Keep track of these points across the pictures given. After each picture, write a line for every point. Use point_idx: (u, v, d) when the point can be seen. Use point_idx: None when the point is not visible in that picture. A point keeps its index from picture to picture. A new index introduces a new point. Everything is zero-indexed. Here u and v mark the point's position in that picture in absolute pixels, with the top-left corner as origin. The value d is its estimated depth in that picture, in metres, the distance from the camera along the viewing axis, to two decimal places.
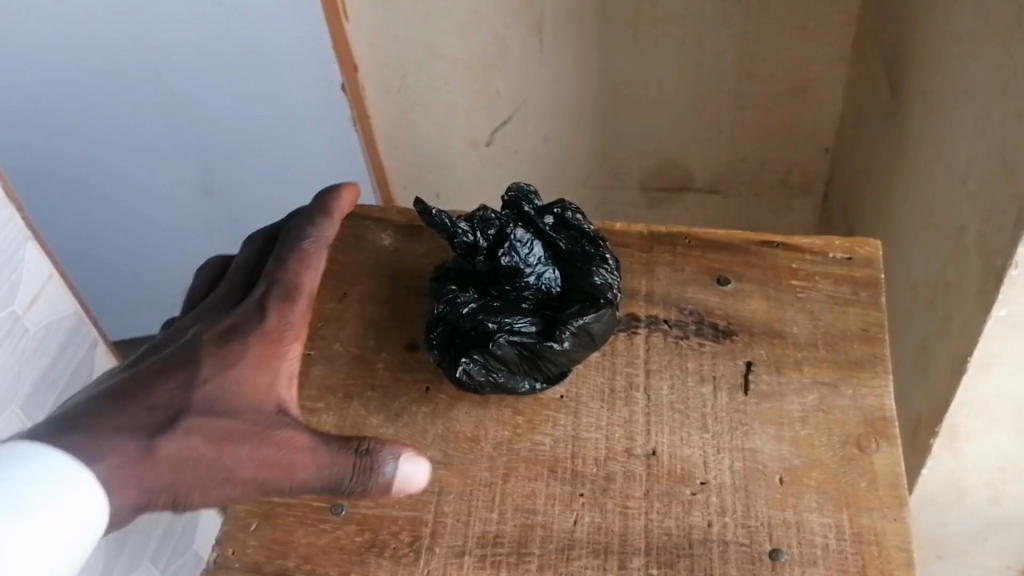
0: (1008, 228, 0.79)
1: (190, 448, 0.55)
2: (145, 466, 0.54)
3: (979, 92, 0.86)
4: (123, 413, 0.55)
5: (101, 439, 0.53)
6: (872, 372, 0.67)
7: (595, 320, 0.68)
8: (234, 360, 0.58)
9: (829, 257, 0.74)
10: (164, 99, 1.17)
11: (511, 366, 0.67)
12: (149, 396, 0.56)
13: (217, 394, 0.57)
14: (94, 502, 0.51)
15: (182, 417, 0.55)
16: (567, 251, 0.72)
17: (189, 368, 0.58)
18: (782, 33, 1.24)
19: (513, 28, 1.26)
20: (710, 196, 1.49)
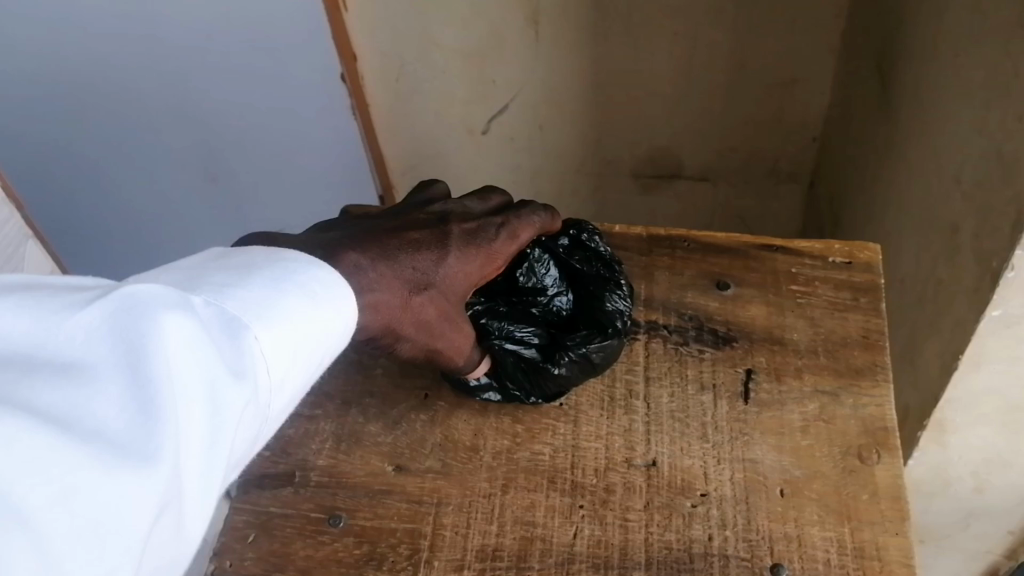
0: (1003, 232, 0.78)
1: (427, 320, 0.62)
2: (399, 315, 0.61)
3: (977, 92, 0.85)
4: (394, 264, 0.61)
5: (380, 285, 0.59)
6: (872, 380, 0.68)
7: (598, 350, 0.68)
8: (471, 259, 0.64)
9: (828, 262, 0.76)
10: (160, 75, 1.16)
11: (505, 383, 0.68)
12: (412, 257, 0.62)
13: (453, 280, 0.63)
14: (339, 323, 0.51)
15: (430, 289, 0.62)
16: (580, 274, 0.73)
17: (443, 247, 0.63)
18: (773, 22, 1.22)
19: (510, 19, 1.25)
20: (701, 183, 1.49)
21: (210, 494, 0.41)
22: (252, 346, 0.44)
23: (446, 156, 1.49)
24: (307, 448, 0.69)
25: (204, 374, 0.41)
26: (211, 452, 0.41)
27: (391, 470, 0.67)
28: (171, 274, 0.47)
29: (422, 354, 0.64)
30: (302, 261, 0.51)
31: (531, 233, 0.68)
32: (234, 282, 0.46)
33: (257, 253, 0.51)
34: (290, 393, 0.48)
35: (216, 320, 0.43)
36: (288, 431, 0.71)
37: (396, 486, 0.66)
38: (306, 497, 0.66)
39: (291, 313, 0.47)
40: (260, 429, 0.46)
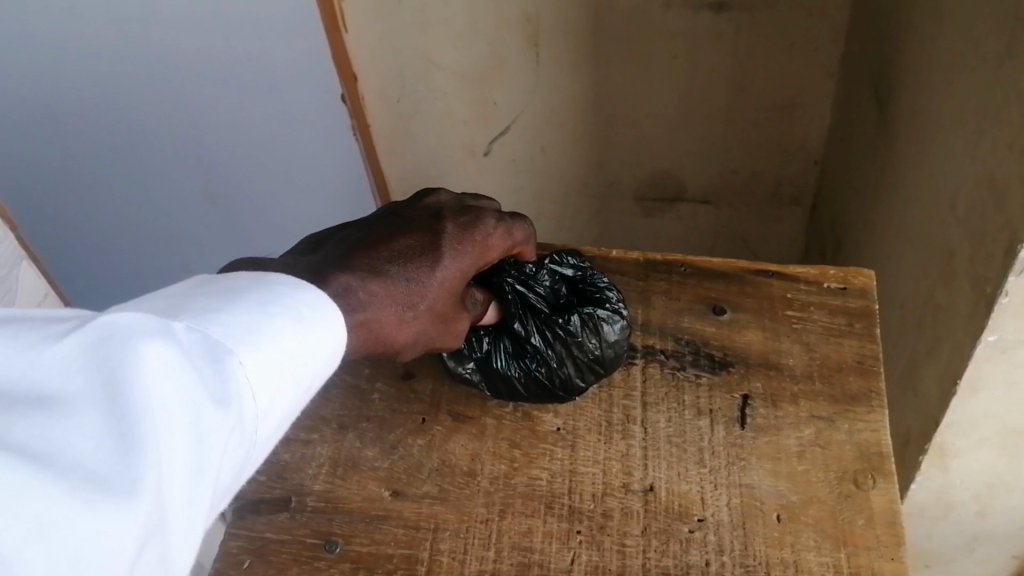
0: (998, 257, 0.79)
1: (422, 328, 0.63)
2: (391, 330, 0.61)
3: (970, 115, 0.86)
4: (386, 281, 0.61)
5: (372, 304, 0.60)
6: (868, 406, 0.68)
7: (608, 328, 0.71)
8: (465, 255, 0.65)
9: (823, 287, 0.76)
10: (163, 92, 1.17)
11: (526, 388, 0.71)
12: (404, 268, 0.62)
13: (448, 280, 0.64)
14: (327, 341, 0.52)
15: (427, 299, 0.63)
16: (578, 286, 0.76)
17: (436, 249, 0.64)
18: (771, 46, 1.24)
19: (509, 42, 1.27)
20: (701, 207, 1.50)
21: (194, 525, 0.42)
22: (235, 371, 0.44)
23: (446, 178, 1.50)
24: (304, 472, 0.69)
25: (185, 402, 0.41)
26: (194, 481, 0.41)
27: (388, 496, 0.67)
28: (156, 299, 0.47)
29: (422, 350, 0.66)
30: (287, 284, 0.52)
31: (524, 233, 0.71)
32: (219, 308, 0.46)
33: (242, 278, 0.51)
34: (280, 416, 0.48)
35: (198, 347, 0.44)
36: (285, 456, 0.71)
37: (393, 511, 0.66)
38: (303, 522, 0.66)
39: (277, 337, 0.47)
40: (249, 455, 0.46)
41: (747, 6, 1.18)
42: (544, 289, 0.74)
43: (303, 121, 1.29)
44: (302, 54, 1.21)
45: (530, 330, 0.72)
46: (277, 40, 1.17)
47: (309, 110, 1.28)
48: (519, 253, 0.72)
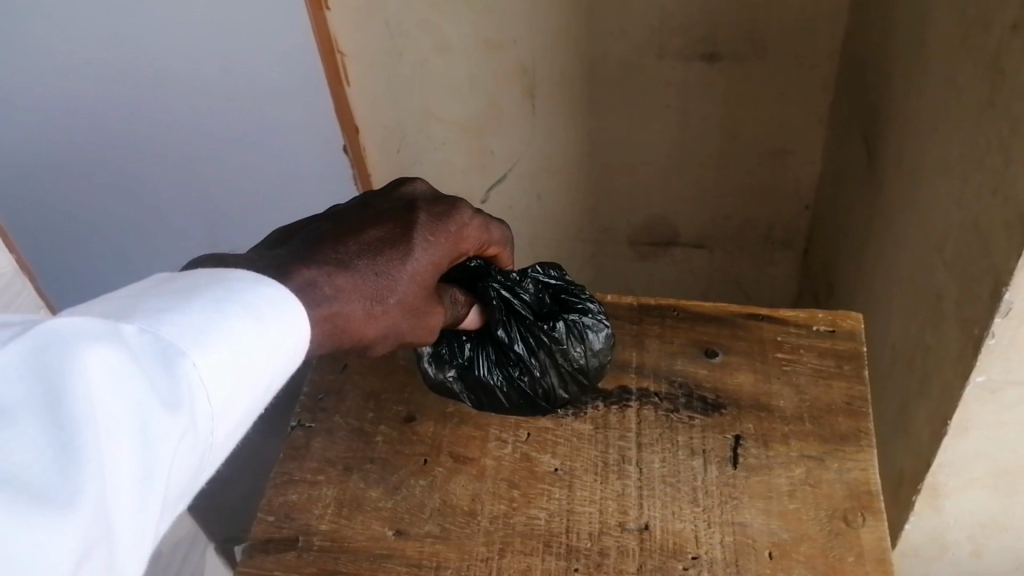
0: (983, 300, 0.81)
1: (392, 320, 0.64)
2: (361, 324, 0.62)
3: (954, 164, 0.89)
4: (354, 275, 0.62)
5: (339, 298, 0.60)
6: (857, 446, 0.70)
7: (591, 342, 0.76)
8: (437, 246, 0.67)
9: (812, 330, 0.79)
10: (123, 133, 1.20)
11: (505, 397, 0.76)
12: (373, 263, 0.63)
13: (420, 271, 0.66)
14: (290, 337, 0.52)
15: (396, 292, 0.64)
16: (559, 296, 0.80)
17: (408, 240, 0.65)
18: (761, 96, 1.28)
19: (506, 92, 1.31)
20: (696, 251, 1.53)
21: (142, 531, 0.41)
22: (187, 374, 0.44)
23: None
24: (310, 513, 0.71)
25: (130, 408, 0.41)
26: (141, 488, 0.41)
27: (391, 535, 0.68)
28: (106, 301, 0.47)
29: (393, 344, 0.67)
30: (246, 280, 0.52)
31: (501, 232, 0.74)
32: (173, 308, 0.46)
33: (200, 274, 0.51)
34: (238, 415, 0.48)
35: (148, 351, 0.43)
36: (292, 497, 0.72)
37: (396, 550, 0.67)
38: (309, 560, 0.68)
39: (231, 334, 0.47)
40: (203, 457, 0.46)
41: (738, 55, 1.23)
42: (528, 300, 0.79)
43: (296, 134, 1.27)
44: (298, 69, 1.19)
45: (513, 341, 0.77)
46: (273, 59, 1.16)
47: (301, 124, 1.26)
48: (492, 253, 0.75)
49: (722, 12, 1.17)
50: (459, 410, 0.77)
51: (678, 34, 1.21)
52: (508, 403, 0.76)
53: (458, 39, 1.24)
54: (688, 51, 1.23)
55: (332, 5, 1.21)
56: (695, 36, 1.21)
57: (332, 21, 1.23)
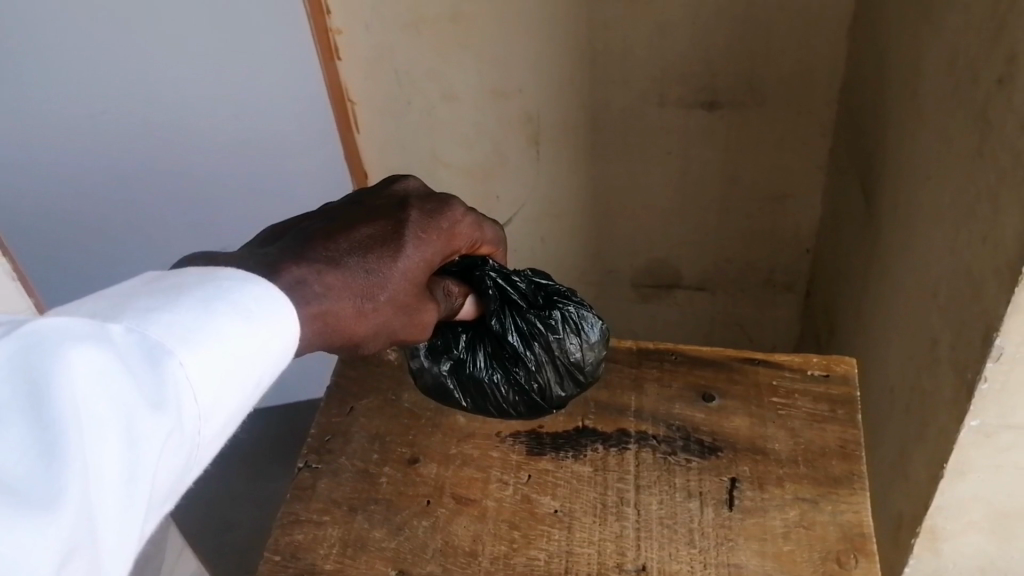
0: (975, 345, 0.82)
1: (383, 318, 0.66)
2: (353, 322, 0.64)
3: (946, 212, 0.91)
4: (344, 272, 0.63)
5: (328, 296, 0.62)
6: (850, 489, 0.71)
7: (579, 343, 0.80)
8: (428, 243, 0.69)
9: (807, 374, 0.81)
10: (97, 183, 1.30)
11: (496, 392, 0.80)
12: (364, 260, 0.65)
13: (412, 268, 0.68)
14: (280, 338, 0.53)
15: (387, 290, 0.65)
16: (551, 295, 0.84)
17: (399, 238, 0.67)
18: (760, 143, 1.31)
19: (512, 139, 1.34)
20: (698, 293, 1.55)
21: (129, 531, 0.41)
22: (175, 372, 0.45)
23: None
24: (316, 552, 0.72)
25: (115, 406, 0.42)
26: (127, 488, 0.41)
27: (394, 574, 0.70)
28: (98, 300, 0.47)
29: (385, 342, 0.68)
30: (236, 279, 0.53)
31: (494, 231, 0.78)
32: (162, 307, 0.47)
33: (191, 274, 0.52)
34: (228, 415, 0.49)
35: (135, 350, 0.44)
36: (298, 536, 0.74)
37: None
38: None
39: (220, 333, 0.48)
40: (190, 457, 0.46)
41: (737, 103, 1.26)
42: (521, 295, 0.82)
43: (283, 134, 1.29)
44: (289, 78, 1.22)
45: (506, 339, 0.81)
46: (268, 67, 1.20)
47: (291, 126, 1.29)
48: (480, 249, 0.78)
49: (722, 61, 1.21)
50: (462, 451, 0.79)
51: (678, 84, 1.24)
52: (505, 395, 0.80)
53: (465, 89, 1.28)
54: (689, 100, 1.26)
55: (343, 56, 1.26)
56: (695, 85, 1.24)
57: (343, 71, 1.27)
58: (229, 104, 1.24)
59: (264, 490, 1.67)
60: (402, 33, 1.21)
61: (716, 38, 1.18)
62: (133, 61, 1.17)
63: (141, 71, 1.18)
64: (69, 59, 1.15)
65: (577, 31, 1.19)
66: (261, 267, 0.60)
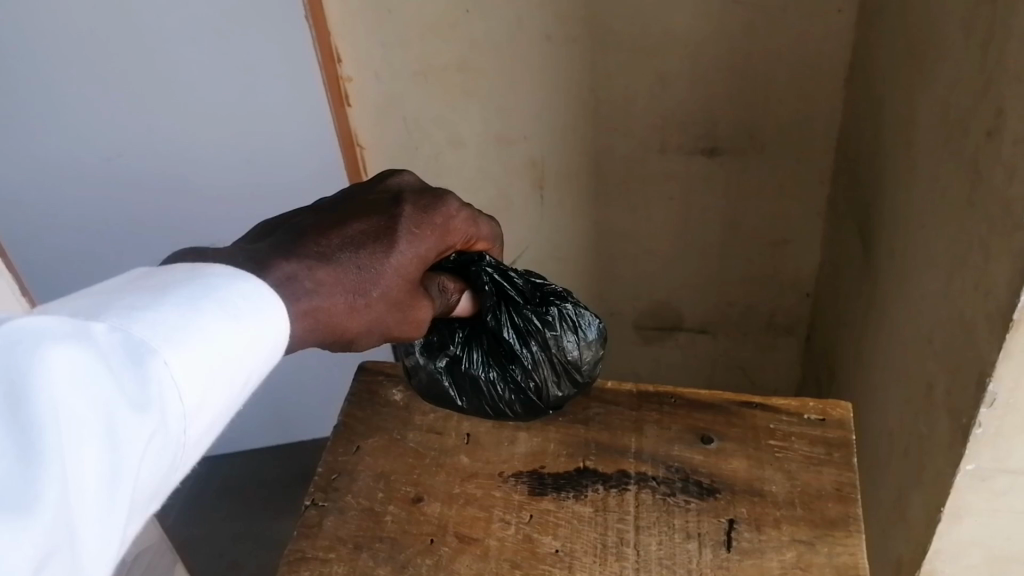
0: (970, 391, 0.84)
1: (376, 315, 0.68)
2: (345, 318, 0.66)
3: (940, 258, 0.93)
4: (336, 269, 0.66)
5: (320, 292, 0.64)
6: (846, 531, 0.72)
7: (572, 342, 0.84)
8: (421, 239, 0.72)
9: (803, 418, 0.82)
10: (100, 204, 1.35)
11: (492, 388, 0.85)
12: (357, 257, 0.67)
13: (405, 262, 0.70)
14: (264, 336, 0.55)
15: (378, 286, 0.68)
16: (547, 294, 0.87)
17: (392, 234, 0.70)
18: (760, 189, 1.33)
19: (517, 185, 1.37)
20: (700, 335, 1.57)
21: (109, 533, 0.42)
22: (159, 370, 0.46)
23: None
24: None
25: (97, 406, 0.43)
26: (109, 489, 0.42)
27: None
28: (78, 302, 0.49)
29: (377, 337, 0.71)
30: (221, 277, 0.55)
31: (490, 227, 0.82)
32: (144, 307, 0.49)
33: (176, 273, 0.54)
34: (211, 414, 0.50)
35: (118, 347, 0.46)
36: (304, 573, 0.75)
37: None
38: None
39: (203, 332, 0.50)
40: (173, 459, 0.48)
41: (737, 151, 1.29)
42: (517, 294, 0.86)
43: (276, 134, 1.28)
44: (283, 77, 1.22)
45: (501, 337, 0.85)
46: (261, 64, 1.20)
47: (284, 126, 1.27)
48: (473, 245, 0.81)
49: (721, 109, 1.24)
50: (465, 490, 0.80)
51: (679, 131, 1.27)
52: (501, 393, 0.85)
53: (471, 135, 1.31)
54: (690, 147, 1.29)
55: (353, 103, 1.29)
56: (695, 132, 1.27)
57: (354, 117, 1.30)
58: (222, 101, 1.24)
59: (247, 526, 1.69)
60: (412, 82, 1.25)
61: (715, 88, 1.21)
62: (127, 86, 1.21)
63: (134, 96, 1.22)
64: (62, 50, 1.16)
65: (580, 80, 1.23)
66: (251, 265, 0.61)
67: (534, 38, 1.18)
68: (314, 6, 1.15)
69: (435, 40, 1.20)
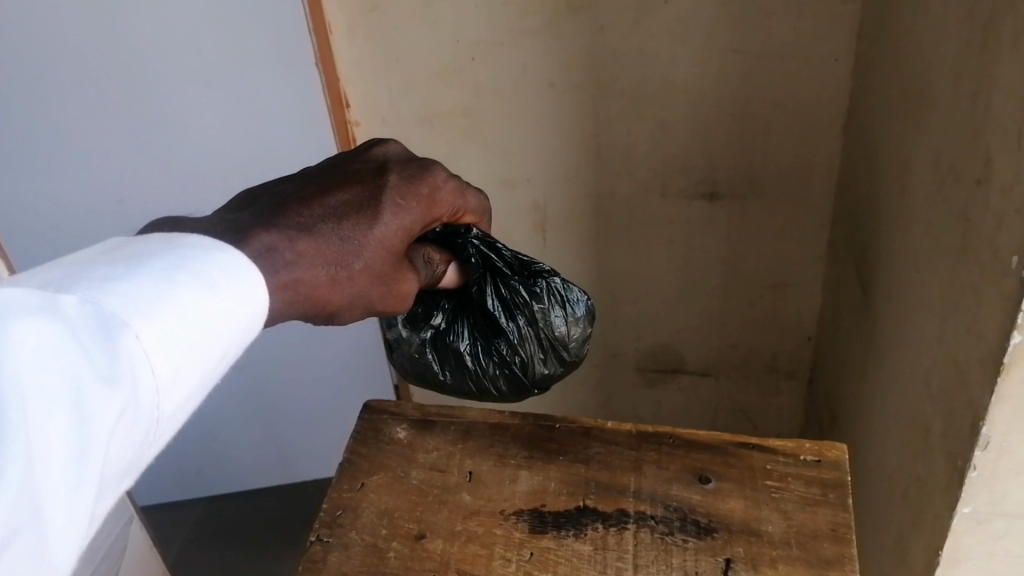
0: (965, 434, 0.85)
1: (359, 288, 0.66)
2: (326, 291, 0.64)
3: (934, 302, 0.95)
4: (317, 240, 0.63)
5: (300, 264, 0.62)
6: (841, 571, 0.73)
7: (557, 321, 0.85)
8: (407, 210, 0.69)
9: (799, 459, 0.84)
10: (104, 220, 1.36)
11: (475, 363, 0.87)
12: (339, 228, 0.65)
13: (391, 233, 0.68)
14: (246, 309, 0.54)
15: (362, 258, 0.66)
16: (531, 269, 0.87)
17: (376, 204, 0.67)
18: (760, 233, 1.36)
19: (520, 227, 1.40)
20: (702, 378, 1.58)
21: (76, 515, 0.40)
22: (130, 345, 0.44)
23: None
24: None
25: (64, 380, 0.41)
26: (76, 470, 0.41)
27: None
28: (53, 268, 0.47)
29: (360, 311, 0.68)
30: (197, 247, 0.53)
31: (478, 200, 0.81)
32: (118, 278, 0.47)
33: (150, 242, 0.52)
34: (187, 389, 0.49)
35: (89, 320, 0.44)
36: None
37: None
38: None
39: (178, 304, 0.48)
40: (147, 437, 0.46)
41: (737, 196, 1.32)
42: (503, 269, 0.85)
43: (257, 107, 1.24)
44: (257, 45, 1.18)
45: (485, 313, 0.86)
46: (232, 31, 1.17)
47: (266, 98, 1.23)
48: (461, 215, 0.79)
49: (721, 155, 1.27)
50: (467, 528, 0.81)
51: (679, 176, 1.30)
52: (485, 367, 0.87)
53: (473, 176, 1.34)
54: (690, 191, 1.32)
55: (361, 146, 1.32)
56: (695, 177, 1.30)
57: None
58: (197, 74, 1.20)
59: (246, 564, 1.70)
60: (417, 126, 1.28)
61: (715, 134, 1.24)
62: (113, 86, 1.21)
63: (138, 125, 1.25)
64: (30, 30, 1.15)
65: (583, 125, 1.26)
66: (229, 236, 0.60)
67: (538, 85, 1.22)
68: (323, 54, 1.19)
69: (442, 86, 1.23)
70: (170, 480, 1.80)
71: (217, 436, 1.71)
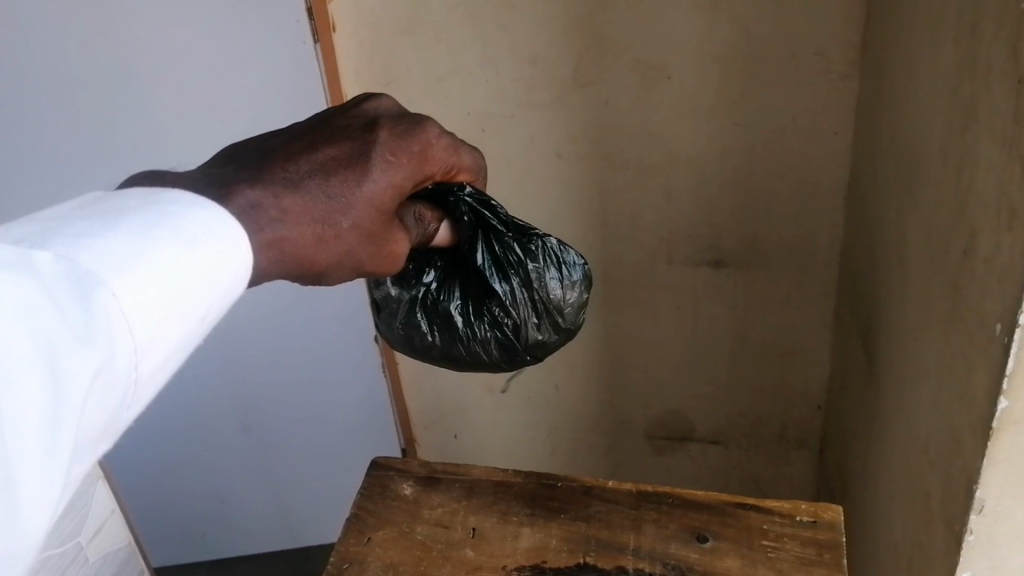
0: (960, 497, 0.86)
1: (347, 246, 0.66)
2: (313, 250, 0.64)
3: (931, 366, 0.97)
4: (303, 197, 0.64)
5: (285, 222, 0.62)
6: None
7: (550, 282, 0.85)
8: (398, 166, 0.69)
9: (796, 519, 0.85)
10: (71, 169, 1.27)
11: (465, 326, 0.88)
12: (326, 185, 0.65)
13: (381, 189, 0.68)
14: (229, 266, 0.54)
15: (350, 217, 0.66)
16: (524, 230, 0.86)
17: (365, 160, 0.67)
18: (767, 301, 1.39)
19: None
20: (712, 445, 1.59)
21: (50, 476, 0.40)
22: (105, 301, 0.45)
23: (465, 415, 1.62)
24: None
25: (38, 337, 0.41)
26: (51, 429, 0.40)
27: None
28: (31, 223, 0.48)
29: (350, 272, 0.69)
30: (179, 205, 0.54)
31: (473, 158, 0.81)
32: (94, 235, 0.48)
33: (131, 197, 0.53)
34: (166, 351, 0.49)
35: (64, 274, 0.44)
36: None
37: None
38: None
39: (157, 262, 0.49)
40: (123, 398, 0.46)
41: (742, 265, 1.35)
42: (495, 227, 0.85)
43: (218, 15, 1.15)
44: None
45: (477, 272, 0.86)
46: None
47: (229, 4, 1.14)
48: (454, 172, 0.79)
49: (726, 226, 1.31)
50: None
51: (684, 243, 1.34)
52: (476, 332, 0.87)
53: None
54: (696, 260, 1.35)
55: None
56: (701, 246, 1.34)
57: None
58: None
59: None
60: None
61: (719, 203, 1.28)
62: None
63: (104, 62, 1.18)
64: None
65: (590, 194, 1.30)
66: (214, 192, 0.61)
67: (544, 154, 1.27)
68: None
69: None
70: (173, 544, 1.81)
71: (223, 497, 1.73)
